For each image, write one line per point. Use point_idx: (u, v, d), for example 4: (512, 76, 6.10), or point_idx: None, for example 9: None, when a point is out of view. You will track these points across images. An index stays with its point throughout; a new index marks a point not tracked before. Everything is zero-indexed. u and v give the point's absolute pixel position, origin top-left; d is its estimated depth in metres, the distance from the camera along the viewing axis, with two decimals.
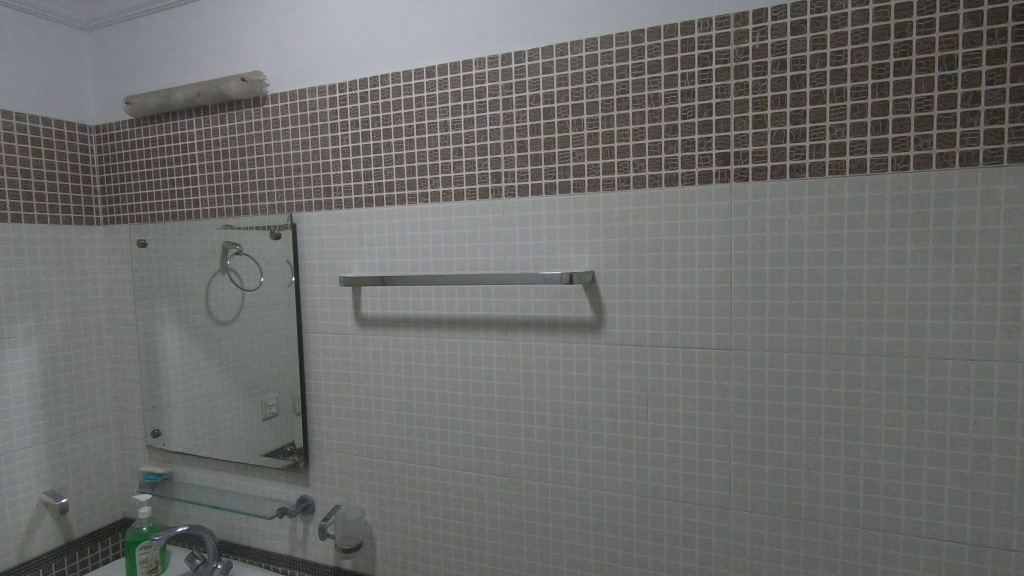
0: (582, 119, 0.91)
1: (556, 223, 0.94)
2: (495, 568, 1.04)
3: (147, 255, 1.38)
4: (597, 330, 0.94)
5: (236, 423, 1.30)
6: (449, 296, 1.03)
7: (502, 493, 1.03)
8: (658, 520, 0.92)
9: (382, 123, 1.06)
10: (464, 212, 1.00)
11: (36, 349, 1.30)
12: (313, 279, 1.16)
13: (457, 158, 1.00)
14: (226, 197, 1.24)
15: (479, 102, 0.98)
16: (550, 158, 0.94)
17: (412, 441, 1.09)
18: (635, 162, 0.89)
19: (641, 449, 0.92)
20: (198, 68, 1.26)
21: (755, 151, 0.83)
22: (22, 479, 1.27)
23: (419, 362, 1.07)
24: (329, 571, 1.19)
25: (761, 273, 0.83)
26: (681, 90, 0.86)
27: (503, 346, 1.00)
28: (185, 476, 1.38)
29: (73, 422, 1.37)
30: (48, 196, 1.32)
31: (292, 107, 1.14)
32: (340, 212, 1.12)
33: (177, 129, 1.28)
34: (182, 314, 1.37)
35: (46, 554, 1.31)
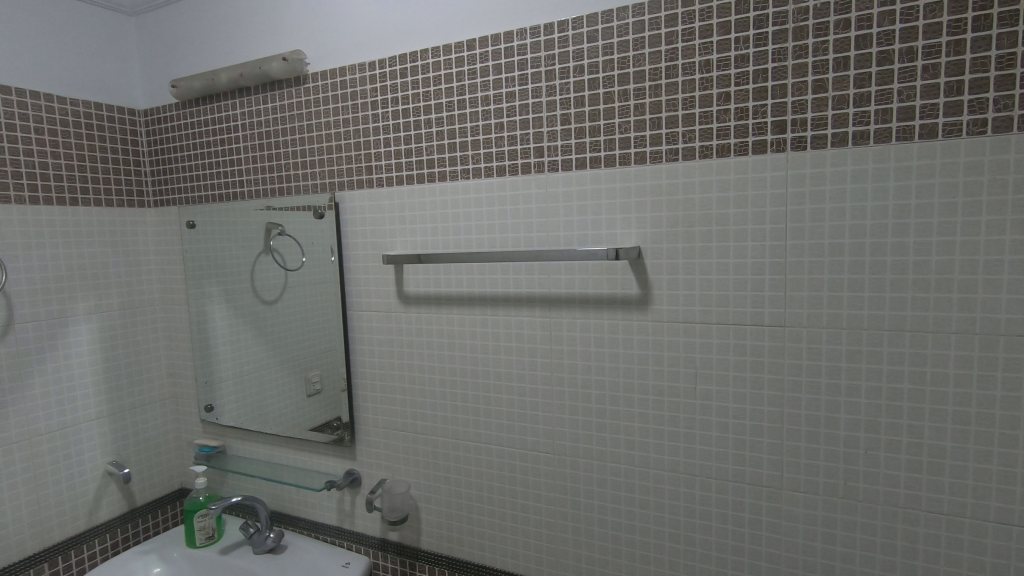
0: (628, 89, 0.88)
1: (601, 198, 0.92)
2: (539, 542, 1.05)
3: (196, 236, 1.42)
4: (644, 307, 0.92)
5: (284, 399, 1.34)
6: (492, 274, 1.03)
7: (546, 469, 1.03)
8: (706, 500, 0.91)
9: (422, 99, 1.05)
10: (506, 188, 0.99)
11: (96, 327, 1.36)
12: (356, 257, 1.17)
13: (499, 133, 0.99)
14: (270, 178, 1.26)
15: (521, 76, 0.96)
16: (595, 131, 0.91)
17: (456, 418, 1.10)
18: (684, 133, 0.86)
19: (689, 427, 0.91)
20: (240, 49, 1.27)
21: (814, 118, 0.78)
22: (88, 449, 1.34)
23: (462, 340, 1.07)
24: (376, 543, 1.22)
25: (819, 247, 0.80)
26: (734, 55, 0.82)
27: (547, 323, 1.00)
28: (238, 449, 1.43)
29: (132, 396, 1.43)
30: (102, 179, 1.36)
31: (332, 85, 1.14)
32: (382, 191, 1.12)
33: (222, 111, 1.31)
34: (229, 293, 1.40)
35: (112, 520, 1.38)
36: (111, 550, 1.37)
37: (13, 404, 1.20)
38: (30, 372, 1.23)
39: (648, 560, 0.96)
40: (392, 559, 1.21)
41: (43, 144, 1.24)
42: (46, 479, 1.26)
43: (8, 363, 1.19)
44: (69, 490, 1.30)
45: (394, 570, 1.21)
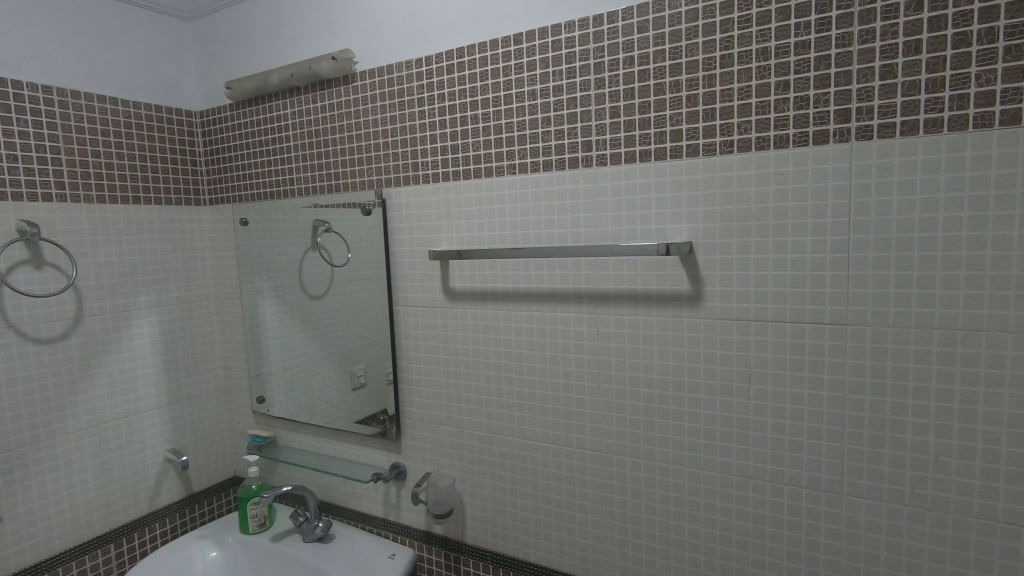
0: (680, 80, 0.86)
1: (651, 192, 0.90)
2: (585, 541, 1.04)
3: (248, 233, 1.46)
4: (696, 303, 0.89)
5: (331, 392, 1.37)
6: (538, 269, 1.02)
7: (593, 467, 1.02)
8: (760, 503, 0.88)
9: (468, 95, 1.05)
10: (553, 183, 0.98)
11: (157, 320, 1.42)
12: (402, 254, 1.19)
13: (547, 128, 0.98)
14: (319, 175, 1.29)
15: (569, 69, 0.95)
16: (645, 124, 0.90)
17: (500, 413, 1.10)
18: (740, 124, 0.83)
19: (742, 428, 0.88)
20: (291, 50, 1.30)
21: (881, 105, 0.74)
22: (150, 437, 1.40)
23: (508, 336, 1.07)
24: (421, 535, 1.24)
25: (885, 242, 0.76)
26: (794, 42, 0.78)
27: (594, 320, 0.98)
28: (287, 439, 1.47)
29: (189, 387, 1.49)
30: (161, 179, 1.42)
31: (380, 83, 1.16)
32: (428, 187, 1.13)
33: (273, 111, 1.34)
34: (279, 288, 1.44)
35: (171, 505, 1.45)
36: (170, 534, 1.44)
37: (83, 392, 1.27)
38: (97, 362, 1.29)
39: (698, 563, 0.94)
40: (437, 552, 1.22)
41: (108, 146, 1.30)
42: (112, 464, 1.32)
43: (79, 353, 1.26)
44: (132, 475, 1.36)
45: (438, 563, 1.22)
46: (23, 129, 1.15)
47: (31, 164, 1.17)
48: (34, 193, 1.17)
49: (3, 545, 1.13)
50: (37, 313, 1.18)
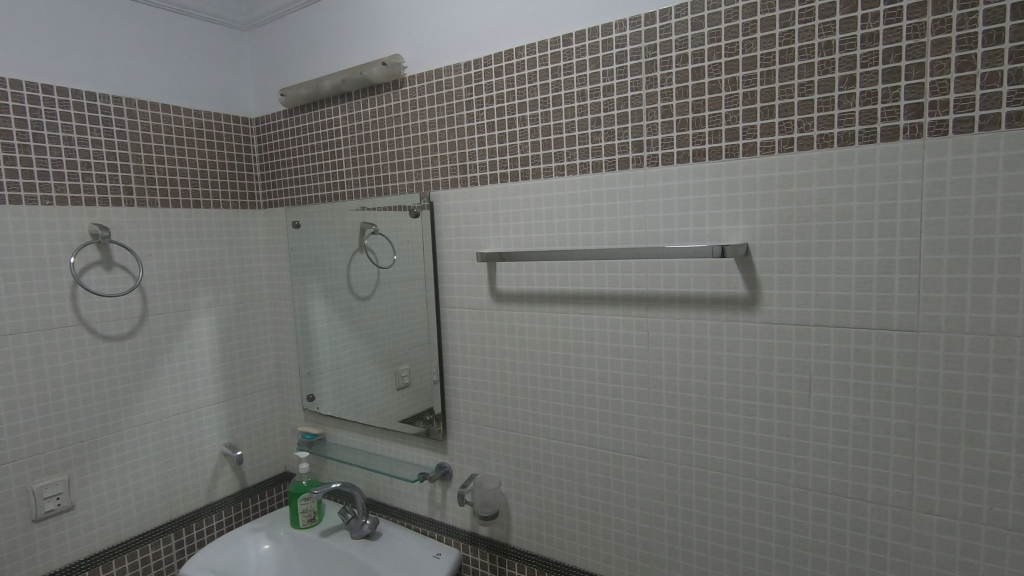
0: (737, 77, 0.84)
1: (705, 192, 0.88)
2: (633, 549, 1.02)
3: (300, 235, 1.50)
4: (752, 307, 0.87)
5: (377, 391, 1.39)
6: (586, 271, 1.01)
7: (641, 473, 1.00)
8: (819, 516, 0.84)
9: (517, 97, 1.05)
10: (603, 183, 0.97)
11: (215, 319, 1.48)
12: (449, 255, 1.20)
13: (596, 129, 0.97)
14: (369, 178, 1.32)
15: (620, 68, 0.93)
16: (699, 123, 0.88)
17: (547, 416, 1.10)
18: (801, 121, 0.80)
19: (801, 437, 0.85)
20: (342, 56, 1.33)
21: (958, 98, 0.70)
22: (207, 431, 1.46)
23: (555, 338, 1.07)
24: (467, 536, 1.24)
25: (961, 243, 0.71)
26: (861, 34, 0.75)
27: (643, 323, 0.97)
28: (335, 437, 1.50)
29: (244, 383, 1.55)
30: (219, 184, 1.48)
31: (429, 87, 1.17)
32: (476, 189, 1.13)
33: (324, 116, 1.38)
34: (328, 289, 1.48)
35: (227, 497, 1.50)
36: (225, 525, 1.49)
37: (147, 387, 1.33)
38: (160, 359, 1.35)
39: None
40: (482, 554, 1.22)
41: (171, 153, 1.37)
42: (173, 457, 1.38)
43: (144, 350, 1.32)
44: (191, 468, 1.42)
45: (483, 565, 1.22)
46: (95, 138, 1.23)
47: (102, 170, 1.24)
48: (105, 198, 1.25)
49: (77, 529, 1.20)
50: (107, 311, 1.25)
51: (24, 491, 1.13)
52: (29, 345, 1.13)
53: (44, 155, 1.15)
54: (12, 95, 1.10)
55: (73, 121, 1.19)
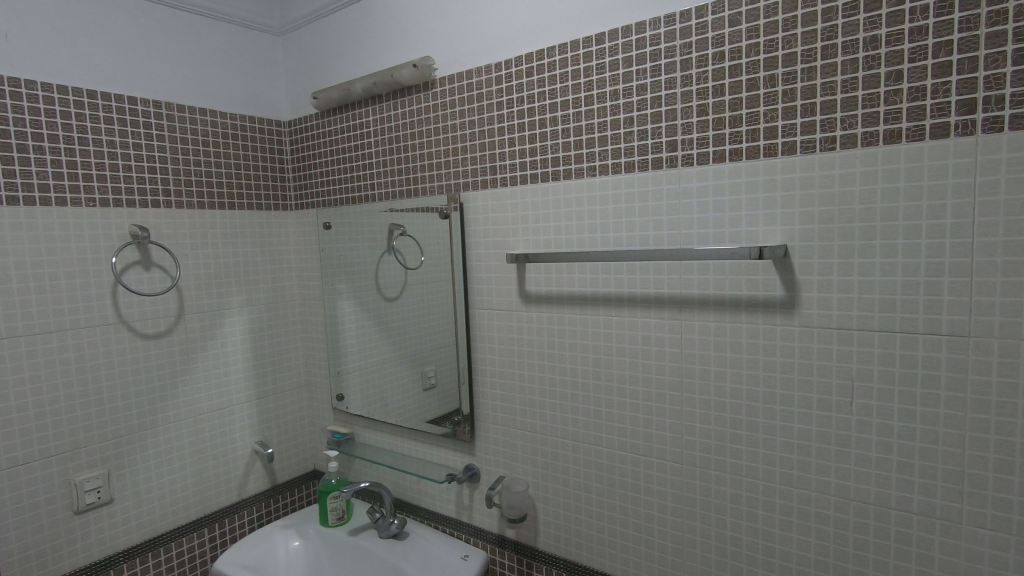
0: (776, 74, 0.82)
1: (742, 192, 0.86)
2: (663, 556, 1.00)
3: (330, 236, 1.52)
4: (790, 311, 0.84)
5: (405, 392, 1.40)
6: (618, 273, 1.00)
7: (673, 479, 0.98)
8: (861, 527, 0.81)
9: (549, 97, 1.04)
10: (635, 183, 0.96)
11: (248, 318, 1.50)
12: (478, 256, 1.20)
13: (629, 128, 0.96)
14: (398, 180, 1.33)
15: (654, 67, 0.92)
16: (735, 121, 0.86)
17: (576, 419, 1.09)
18: (844, 118, 0.78)
19: (842, 445, 0.82)
20: (373, 59, 1.35)
21: (1015, 93, 0.67)
22: (239, 429, 1.48)
23: (585, 341, 1.06)
24: (494, 538, 1.24)
25: (1017, 245, 0.68)
26: (908, 28, 0.73)
27: (676, 326, 0.95)
28: (364, 436, 1.52)
29: (275, 382, 1.57)
30: (253, 186, 1.51)
31: (459, 88, 1.18)
32: (505, 190, 1.13)
33: (356, 119, 1.39)
34: (357, 290, 1.49)
35: (258, 494, 1.52)
36: (255, 522, 1.52)
37: (183, 384, 1.36)
38: (195, 357, 1.38)
39: None
40: (509, 556, 1.21)
41: (207, 155, 1.40)
42: (206, 453, 1.41)
43: (180, 348, 1.35)
44: (224, 464, 1.45)
45: (510, 568, 1.22)
46: (135, 142, 1.26)
47: (141, 173, 1.28)
48: (144, 200, 1.28)
49: (115, 522, 1.24)
50: (145, 309, 1.29)
51: (66, 483, 1.16)
52: (72, 342, 1.17)
53: (88, 158, 1.19)
54: (58, 100, 1.14)
55: (115, 125, 1.22)
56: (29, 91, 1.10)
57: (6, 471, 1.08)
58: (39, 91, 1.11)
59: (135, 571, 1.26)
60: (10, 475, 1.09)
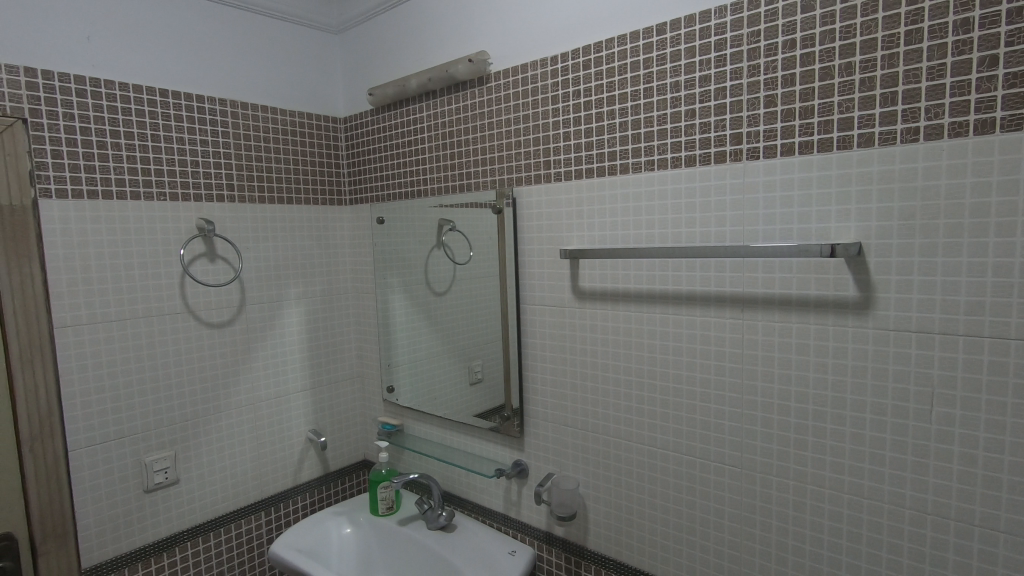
0: (853, 62, 0.78)
1: (812, 187, 0.82)
2: (719, 562, 0.98)
3: (383, 231, 1.55)
4: (864, 312, 0.80)
5: (454, 386, 1.40)
6: (676, 270, 0.98)
7: (732, 484, 0.95)
8: (939, 544, 0.77)
9: (606, 90, 1.03)
10: (697, 178, 0.93)
11: (305, 310, 1.55)
12: (531, 251, 1.19)
13: (690, 121, 0.93)
14: (450, 175, 1.34)
15: (718, 57, 0.89)
16: (807, 113, 0.82)
17: (629, 418, 1.07)
18: (929, 108, 0.73)
19: (919, 456, 0.77)
20: (429, 55, 1.36)
21: None
22: (295, 417, 1.53)
23: (640, 339, 1.03)
24: (542, 535, 1.23)
25: None
26: (1006, 9, 0.67)
27: (737, 326, 0.92)
28: (413, 428, 1.53)
29: (329, 372, 1.61)
30: (310, 181, 1.55)
31: (514, 82, 1.17)
32: (560, 184, 1.12)
33: (410, 115, 1.41)
34: (408, 285, 1.51)
35: (312, 481, 1.57)
36: (309, 508, 1.56)
37: (244, 372, 1.41)
38: (255, 346, 1.43)
39: None
40: (557, 554, 1.21)
41: (268, 152, 1.45)
42: (265, 439, 1.46)
43: (241, 337, 1.41)
44: (280, 451, 1.49)
45: (558, 566, 1.21)
46: (203, 138, 1.32)
47: (208, 168, 1.33)
48: (210, 194, 1.33)
49: (181, 501, 1.30)
50: (210, 300, 1.34)
51: (137, 463, 1.23)
52: (144, 330, 1.23)
53: (160, 154, 1.25)
54: (133, 99, 1.20)
55: (184, 122, 1.28)
56: (107, 91, 1.16)
57: (85, 449, 1.15)
58: (116, 90, 1.17)
59: (197, 549, 1.32)
60: (88, 453, 1.16)
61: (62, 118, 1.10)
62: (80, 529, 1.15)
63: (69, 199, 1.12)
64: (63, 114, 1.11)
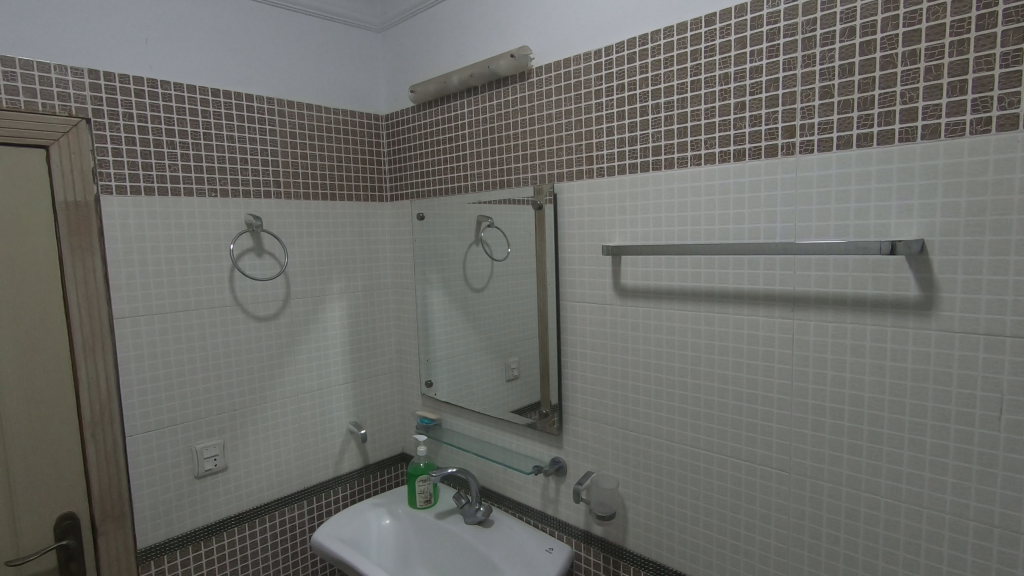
0: (918, 50, 0.74)
1: (871, 181, 0.79)
2: (765, 567, 0.95)
3: (423, 227, 1.56)
4: (925, 312, 0.76)
5: (492, 381, 1.41)
6: (722, 268, 0.95)
7: (779, 489, 0.92)
8: (1008, 559, 0.72)
9: (652, 83, 1.01)
10: (746, 173, 0.90)
11: (347, 305, 1.58)
12: (572, 248, 1.18)
13: (740, 114, 0.90)
14: (490, 171, 1.33)
15: (770, 48, 0.86)
16: (866, 104, 0.78)
17: (671, 418, 1.05)
18: (1003, 97, 0.69)
19: (985, 466, 0.73)
20: (471, 52, 1.36)
21: None
22: (337, 410, 1.56)
23: (684, 338, 1.01)
24: (580, 534, 1.22)
25: None
26: None
27: (787, 325, 0.89)
28: (451, 423, 1.55)
29: (369, 366, 1.64)
30: (353, 178, 1.58)
31: (557, 77, 1.16)
32: (602, 180, 1.11)
33: (451, 111, 1.42)
34: (447, 281, 1.52)
35: (352, 472, 1.60)
36: (349, 498, 1.59)
37: (288, 364, 1.45)
38: (299, 339, 1.47)
39: None
40: (595, 553, 1.19)
41: (313, 149, 1.48)
42: (308, 430, 1.49)
43: (287, 330, 1.44)
44: (323, 442, 1.53)
45: (596, 565, 1.19)
46: (251, 136, 1.35)
47: (256, 165, 1.37)
48: (258, 191, 1.37)
49: (228, 488, 1.34)
50: (257, 294, 1.38)
51: (189, 450, 1.28)
52: (195, 322, 1.28)
53: (211, 152, 1.29)
54: (187, 99, 1.24)
55: (234, 120, 1.32)
56: (164, 91, 1.21)
57: (141, 435, 1.21)
58: (172, 91, 1.22)
59: (244, 535, 1.37)
60: (144, 439, 1.21)
61: (122, 118, 1.15)
62: (136, 511, 1.21)
63: (128, 195, 1.16)
64: (123, 113, 1.15)
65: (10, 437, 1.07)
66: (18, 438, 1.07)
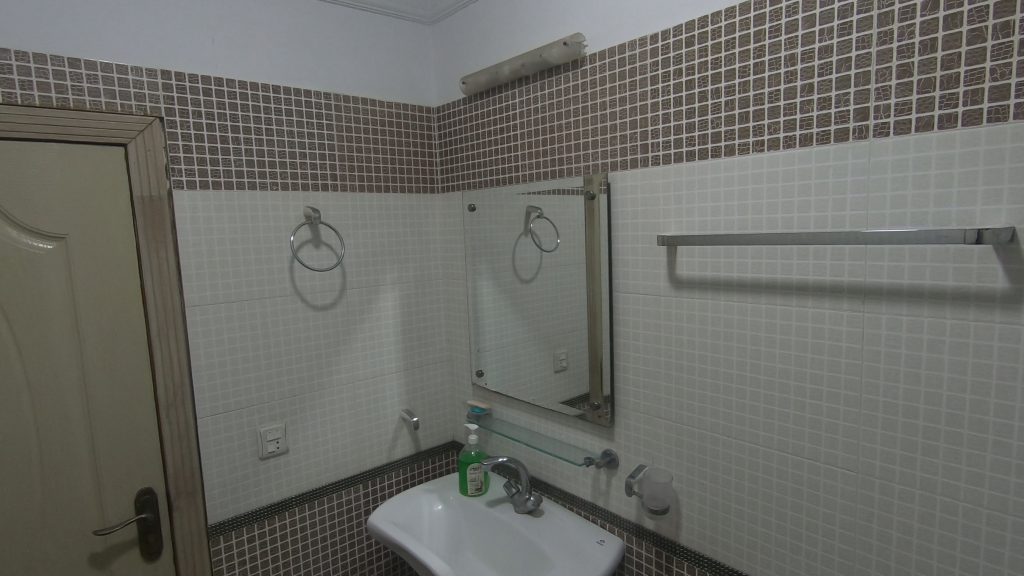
0: (1011, 21, 0.68)
1: (953, 164, 0.74)
2: (828, 569, 0.91)
3: (474, 218, 1.57)
4: (1014, 306, 0.71)
5: (542, 372, 1.41)
6: (785, 258, 0.91)
7: (845, 489, 0.88)
8: None
9: (711, 67, 0.97)
10: (813, 158, 0.86)
11: (400, 295, 1.61)
12: (626, 238, 1.16)
13: (807, 97, 0.86)
14: (542, 161, 1.33)
15: (843, 26, 0.81)
16: (950, 82, 0.73)
17: (728, 412, 1.02)
18: None
19: None
20: (524, 41, 1.35)
21: None
22: (390, 397, 1.60)
23: (744, 331, 0.98)
24: (632, 527, 1.21)
25: None
26: None
27: (857, 319, 0.84)
28: (501, 413, 1.56)
29: (421, 355, 1.67)
30: (405, 170, 1.60)
31: (611, 63, 1.14)
32: (657, 169, 1.08)
33: (503, 102, 1.41)
34: (497, 271, 1.53)
35: (405, 458, 1.64)
36: (402, 484, 1.63)
37: (345, 352, 1.49)
38: (355, 328, 1.51)
39: None
40: (647, 547, 1.18)
41: (367, 142, 1.51)
42: (363, 416, 1.54)
43: (343, 319, 1.49)
44: (377, 428, 1.57)
45: (648, 559, 1.18)
46: (310, 131, 1.39)
47: (315, 159, 1.41)
48: (316, 184, 1.41)
49: (289, 470, 1.40)
50: (316, 283, 1.43)
51: (254, 433, 1.34)
52: (258, 310, 1.33)
53: (272, 147, 1.33)
54: (251, 96, 1.29)
55: (293, 116, 1.36)
56: (230, 89, 1.26)
57: (210, 417, 1.27)
58: (236, 89, 1.27)
59: (303, 515, 1.42)
60: (213, 421, 1.28)
61: (191, 116, 1.21)
62: (206, 489, 1.28)
63: (197, 190, 1.22)
64: (192, 113, 1.21)
65: (96, 416, 1.15)
66: (103, 416, 1.16)
